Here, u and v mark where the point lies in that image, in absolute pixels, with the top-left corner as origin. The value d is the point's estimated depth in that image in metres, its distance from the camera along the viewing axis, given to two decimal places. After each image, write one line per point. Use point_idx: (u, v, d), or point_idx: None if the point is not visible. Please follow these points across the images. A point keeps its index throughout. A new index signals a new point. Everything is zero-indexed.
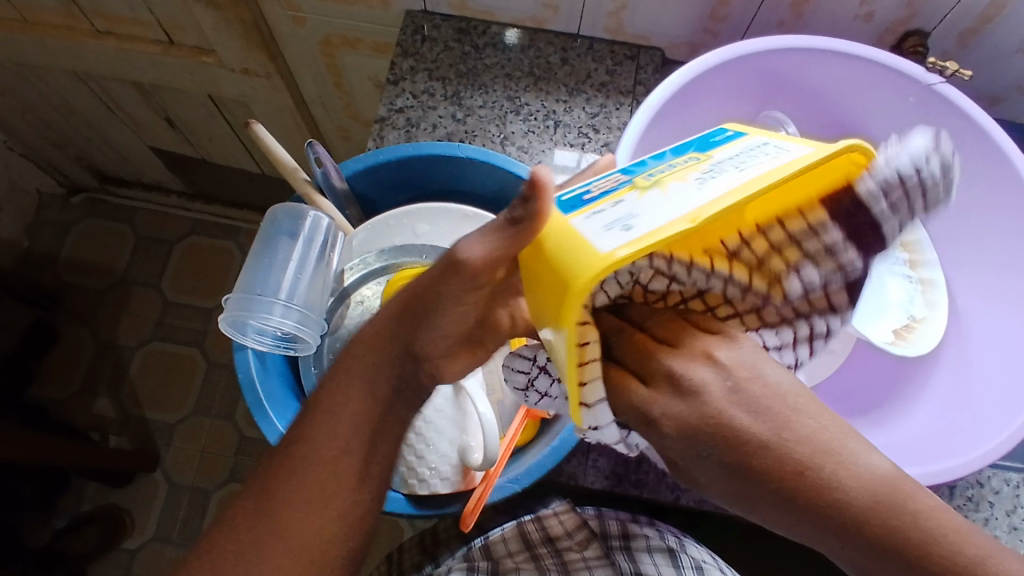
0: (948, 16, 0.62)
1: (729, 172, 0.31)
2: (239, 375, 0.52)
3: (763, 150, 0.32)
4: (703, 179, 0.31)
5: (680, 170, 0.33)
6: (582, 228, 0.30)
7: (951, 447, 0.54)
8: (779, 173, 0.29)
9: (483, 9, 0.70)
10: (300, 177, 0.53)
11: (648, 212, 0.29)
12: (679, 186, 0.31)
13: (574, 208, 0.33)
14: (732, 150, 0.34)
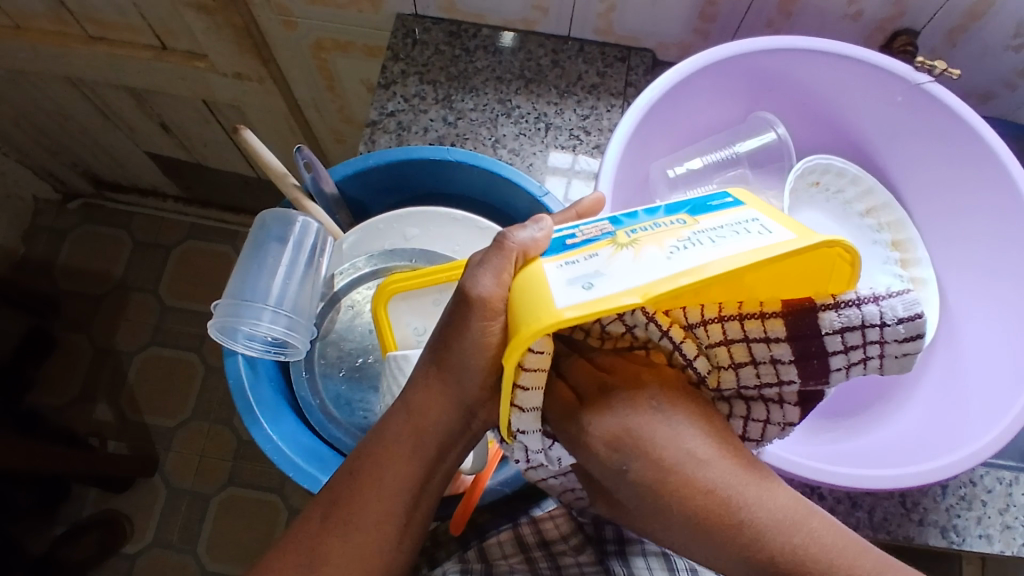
0: (936, 15, 0.62)
1: (698, 244, 0.31)
2: (229, 381, 0.52)
3: (749, 225, 0.31)
4: (671, 246, 0.31)
5: (661, 231, 0.32)
6: (549, 277, 0.32)
7: (940, 446, 0.54)
8: (743, 257, 0.29)
9: (473, 12, 0.70)
10: (289, 182, 0.53)
11: (609, 275, 0.30)
12: (648, 251, 0.31)
13: (554, 250, 0.34)
14: (720, 217, 0.33)
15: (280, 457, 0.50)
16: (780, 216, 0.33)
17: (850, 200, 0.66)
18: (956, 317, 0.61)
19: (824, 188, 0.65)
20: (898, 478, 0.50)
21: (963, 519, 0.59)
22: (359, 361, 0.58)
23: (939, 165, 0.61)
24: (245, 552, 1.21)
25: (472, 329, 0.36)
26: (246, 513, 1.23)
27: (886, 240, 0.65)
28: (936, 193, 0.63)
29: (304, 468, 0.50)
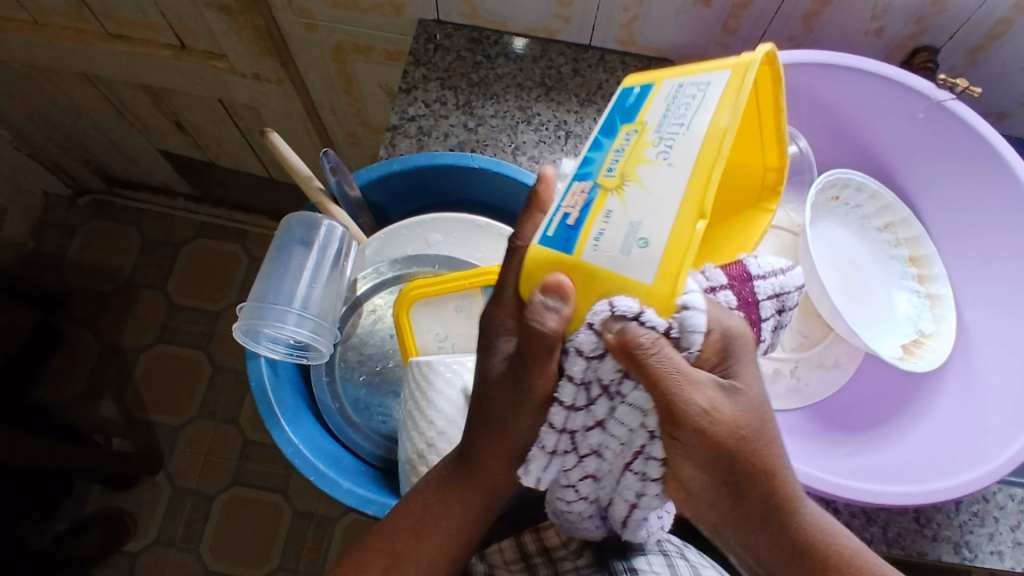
0: (957, 33, 0.62)
1: (676, 133, 0.33)
2: (252, 383, 0.52)
3: (688, 87, 0.34)
4: (659, 152, 0.33)
5: (635, 148, 0.34)
6: (606, 266, 0.32)
7: (956, 463, 0.54)
8: (729, 102, 0.32)
9: (495, 19, 0.70)
10: (315, 186, 0.53)
11: (646, 217, 0.32)
12: (649, 170, 0.33)
13: (570, 242, 0.34)
14: (658, 103, 0.35)
15: (302, 461, 0.50)
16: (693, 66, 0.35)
17: (868, 215, 0.66)
18: (972, 332, 0.61)
19: (843, 202, 0.66)
20: (916, 494, 0.50)
21: (976, 535, 0.58)
22: (379, 367, 0.58)
23: (959, 182, 0.61)
24: (248, 552, 1.21)
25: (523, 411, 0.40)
26: (249, 513, 1.23)
27: (903, 255, 0.65)
28: (953, 209, 0.63)
29: (325, 473, 0.51)
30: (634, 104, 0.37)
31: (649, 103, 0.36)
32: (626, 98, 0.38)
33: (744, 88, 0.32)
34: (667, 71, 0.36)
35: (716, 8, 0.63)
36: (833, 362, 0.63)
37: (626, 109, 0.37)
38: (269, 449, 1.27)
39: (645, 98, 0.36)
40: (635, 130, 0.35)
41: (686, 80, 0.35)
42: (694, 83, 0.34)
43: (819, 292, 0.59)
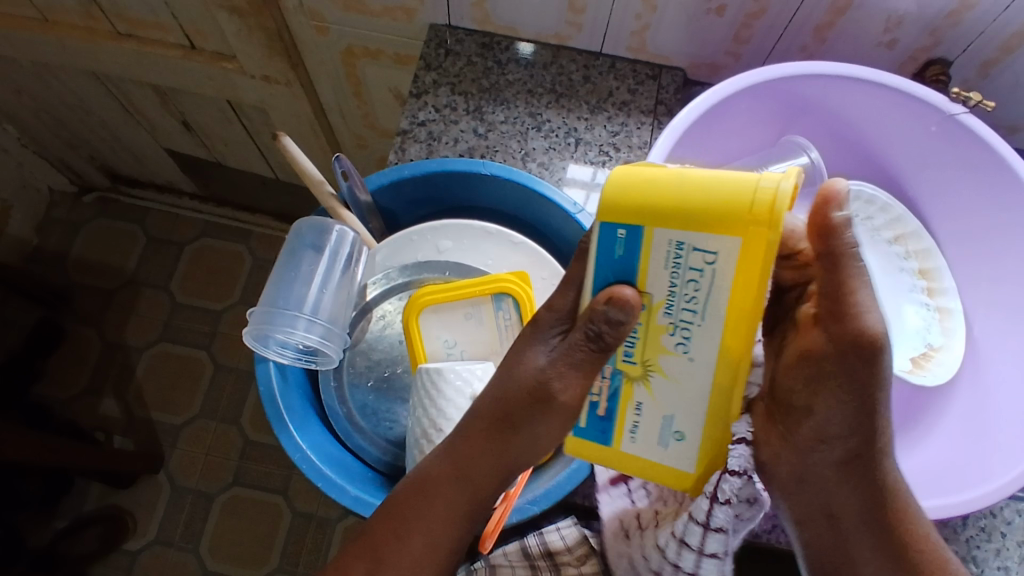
0: (970, 47, 0.62)
1: (688, 322, 0.35)
2: (260, 387, 0.53)
3: (692, 254, 0.33)
4: (677, 342, 0.36)
5: (649, 330, 0.36)
6: (646, 451, 0.39)
7: (963, 478, 0.54)
8: (738, 296, 0.33)
9: (507, 25, 0.70)
10: (326, 191, 0.54)
11: (678, 409, 0.37)
12: (669, 360, 0.36)
13: (608, 432, 0.40)
14: (657, 272, 0.34)
15: (309, 467, 0.51)
16: (686, 208, 0.32)
17: (878, 227, 0.65)
18: (980, 347, 0.61)
19: (853, 214, 0.65)
20: (924, 510, 0.50)
21: (982, 551, 0.58)
22: (387, 373, 0.58)
23: (970, 196, 0.61)
24: (248, 553, 1.20)
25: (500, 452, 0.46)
26: (249, 514, 1.23)
27: (913, 267, 0.65)
28: (963, 221, 0.63)
29: (332, 479, 0.50)
30: (622, 258, 0.35)
31: (646, 268, 0.35)
32: (611, 247, 0.35)
33: (751, 271, 0.32)
34: (652, 214, 0.33)
35: (728, 17, 0.63)
36: None
37: (616, 262, 0.35)
38: (269, 450, 1.26)
39: (638, 255, 0.34)
40: (643, 305, 0.35)
41: (686, 242, 0.33)
42: (699, 250, 0.33)
43: None
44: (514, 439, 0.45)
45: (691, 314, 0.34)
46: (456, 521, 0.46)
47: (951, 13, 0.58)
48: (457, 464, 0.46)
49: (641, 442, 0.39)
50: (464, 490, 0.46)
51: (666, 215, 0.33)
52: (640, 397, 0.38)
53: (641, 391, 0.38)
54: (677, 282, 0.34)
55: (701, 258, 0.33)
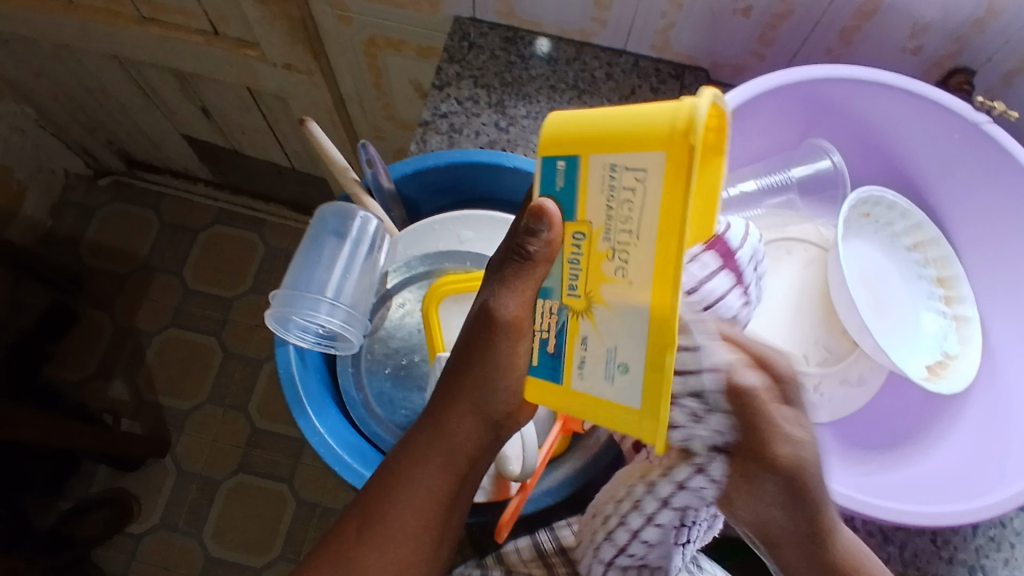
0: (995, 55, 0.62)
1: (626, 245, 0.30)
2: (280, 369, 0.54)
3: (622, 173, 0.29)
4: (617, 268, 0.31)
5: (589, 258, 0.32)
6: (593, 394, 0.33)
7: (976, 487, 0.54)
8: (666, 215, 0.28)
9: (531, 19, 0.70)
10: (351, 177, 0.55)
11: (621, 344, 0.31)
12: (611, 289, 0.31)
13: (558, 369, 0.35)
14: (595, 194, 0.31)
15: (326, 450, 0.51)
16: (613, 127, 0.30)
17: (898, 233, 0.66)
18: (997, 356, 0.60)
19: (874, 219, 0.65)
20: (936, 515, 0.50)
21: (992, 560, 0.58)
22: (405, 360, 0.58)
23: (993, 204, 0.61)
24: (250, 540, 1.21)
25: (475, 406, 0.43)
26: (253, 501, 1.23)
27: (931, 275, 0.65)
28: (983, 229, 0.62)
29: (349, 464, 0.51)
30: (563, 191, 0.33)
31: (584, 194, 0.32)
32: (553, 178, 0.33)
33: (680, 184, 0.27)
34: (586, 135, 0.31)
35: (754, 17, 0.63)
36: (856, 379, 0.63)
37: (558, 193, 0.34)
38: (276, 438, 1.27)
39: (578, 183, 0.32)
40: (580, 233, 0.32)
41: (617, 161, 0.30)
42: (632, 169, 0.29)
43: (847, 307, 0.59)
44: (475, 383, 0.42)
45: (629, 235, 0.30)
46: (444, 486, 0.43)
47: (977, 21, 0.58)
48: (436, 424, 0.43)
49: (586, 383, 0.33)
50: (445, 453, 0.43)
51: (597, 135, 0.30)
52: (585, 332, 0.33)
53: (587, 325, 0.33)
54: (611, 202, 0.31)
55: (633, 176, 0.29)
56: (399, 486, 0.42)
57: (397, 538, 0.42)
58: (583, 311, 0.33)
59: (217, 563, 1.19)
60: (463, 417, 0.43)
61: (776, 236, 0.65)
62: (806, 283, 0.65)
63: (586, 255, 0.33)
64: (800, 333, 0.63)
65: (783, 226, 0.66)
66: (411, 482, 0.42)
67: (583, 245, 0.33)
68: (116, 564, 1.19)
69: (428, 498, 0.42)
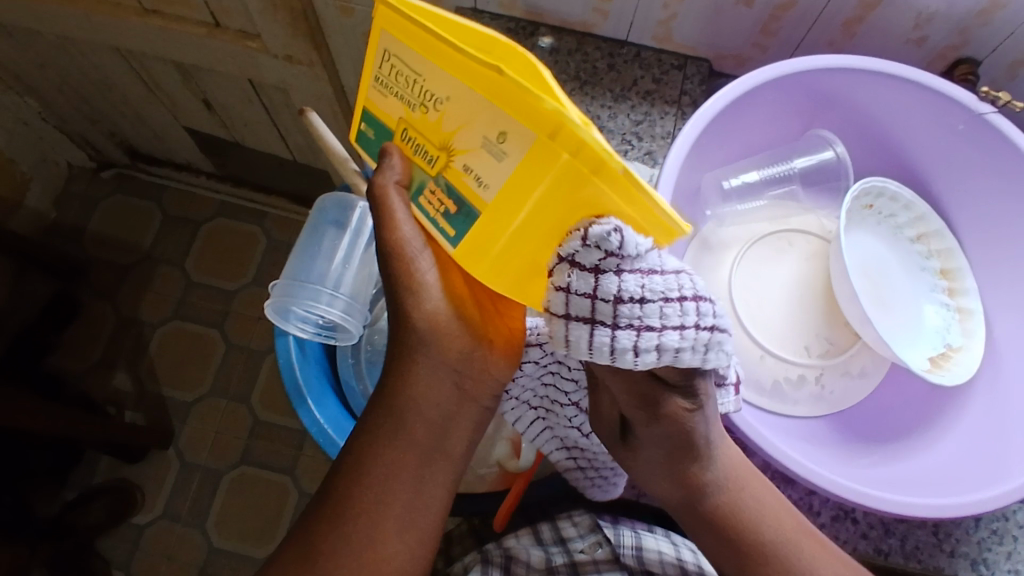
0: (1000, 46, 0.61)
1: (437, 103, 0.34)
2: (280, 359, 0.55)
3: (382, 70, 0.37)
4: (432, 106, 0.35)
5: (421, 122, 0.36)
6: (502, 191, 0.33)
7: (978, 480, 0.53)
8: (424, 42, 0.33)
9: (533, 10, 0.69)
10: (351, 168, 0.54)
11: (489, 175, 0.33)
12: (446, 111, 0.34)
13: (470, 208, 0.35)
14: (384, 101, 0.38)
15: (325, 439, 0.53)
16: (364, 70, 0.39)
17: (901, 225, 0.65)
18: (1000, 350, 0.60)
19: (877, 211, 0.64)
20: (940, 508, 0.49)
21: (993, 553, 0.57)
22: None
23: (999, 197, 0.60)
24: (253, 531, 1.21)
25: (433, 365, 0.44)
26: (256, 492, 1.23)
27: (935, 267, 0.65)
28: (988, 223, 0.62)
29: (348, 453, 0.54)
30: (373, 139, 0.42)
31: (384, 114, 0.39)
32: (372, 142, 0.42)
33: (423, 39, 0.33)
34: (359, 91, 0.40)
35: (757, 8, 0.62)
36: (858, 371, 0.62)
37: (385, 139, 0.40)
38: (279, 430, 1.27)
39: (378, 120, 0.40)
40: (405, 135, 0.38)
41: (381, 60, 0.37)
42: (385, 58, 0.36)
43: (849, 299, 0.58)
44: (423, 359, 0.44)
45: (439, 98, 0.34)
46: (414, 472, 0.44)
47: (983, 11, 0.58)
48: (399, 411, 0.44)
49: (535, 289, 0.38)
50: (414, 444, 0.44)
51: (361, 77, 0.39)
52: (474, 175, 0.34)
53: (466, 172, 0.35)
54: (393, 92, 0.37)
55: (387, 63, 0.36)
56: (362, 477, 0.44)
57: (365, 534, 0.43)
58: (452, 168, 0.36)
59: (220, 555, 1.20)
60: (426, 392, 0.44)
61: (778, 228, 0.65)
62: (807, 276, 0.64)
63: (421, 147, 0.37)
64: (799, 325, 0.62)
65: (785, 218, 0.66)
66: (388, 469, 0.44)
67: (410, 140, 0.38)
68: (120, 554, 1.19)
69: (399, 489, 0.44)
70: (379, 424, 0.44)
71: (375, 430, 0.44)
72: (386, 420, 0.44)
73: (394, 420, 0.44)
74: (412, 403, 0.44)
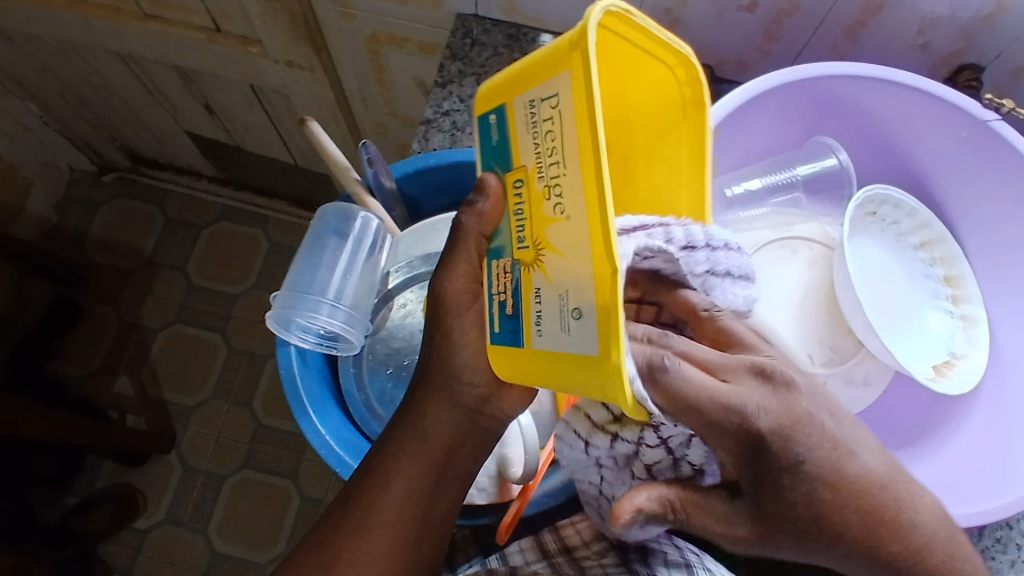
0: (1003, 52, 0.61)
1: (558, 180, 0.30)
2: (281, 371, 0.55)
3: (540, 105, 0.31)
4: (554, 206, 0.30)
5: (533, 201, 0.32)
6: (548, 350, 0.31)
7: (982, 488, 0.53)
8: (585, 135, 0.28)
9: (534, 16, 0.69)
10: (353, 176, 0.55)
11: (570, 288, 0.29)
12: (555, 230, 0.30)
13: (517, 331, 0.33)
14: (523, 136, 0.33)
15: (329, 452, 0.53)
16: (527, 68, 0.32)
17: (905, 232, 0.65)
18: (1005, 358, 0.60)
19: (880, 218, 0.64)
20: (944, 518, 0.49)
21: (998, 562, 0.57)
22: (406, 360, 0.61)
23: (1003, 205, 0.60)
24: (255, 535, 1.21)
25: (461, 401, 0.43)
26: (258, 496, 1.24)
27: (938, 274, 0.64)
28: (991, 231, 0.62)
29: (350, 465, 0.53)
30: (495, 145, 0.35)
31: (516, 142, 0.33)
32: (489, 133, 0.35)
33: (583, 113, 0.28)
34: (509, 87, 0.33)
35: (759, 14, 0.62)
36: (862, 379, 0.62)
37: (493, 149, 0.35)
38: (281, 434, 1.27)
39: (506, 131, 0.34)
40: (517, 179, 0.33)
41: (535, 97, 0.31)
42: (545, 98, 0.30)
43: (853, 308, 0.58)
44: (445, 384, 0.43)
45: (558, 168, 0.30)
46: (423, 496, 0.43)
47: (986, 17, 0.57)
48: (415, 434, 0.44)
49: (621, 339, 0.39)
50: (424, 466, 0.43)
51: (518, 79, 0.33)
52: (535, 279, 0.32)
53: (535, 273, 0.32)
54: (533, 132, 0.32)
55: (547, 104, 0.30)
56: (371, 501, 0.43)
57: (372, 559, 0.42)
58: (532, 262, 0.32)
59: (223, 559, 1.20)
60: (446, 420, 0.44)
61: (781, 235, 0.65)
62: (809, 284, 0.64)
63: (526, 205, 0.33)
64: (802, 334, 0.63)
65: (789, 224, 0.66)
66: (397, 494, 0.43)
67: (521, 194, 0.33)
68: (122, 558, 1.19)
69: (408, 522, 0.43)
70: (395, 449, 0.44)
71: (386, 452, 0.44)
72: (403, 441, 0.44)
73: (409, 439, 0.44)
74: (427, 424, 0.44)
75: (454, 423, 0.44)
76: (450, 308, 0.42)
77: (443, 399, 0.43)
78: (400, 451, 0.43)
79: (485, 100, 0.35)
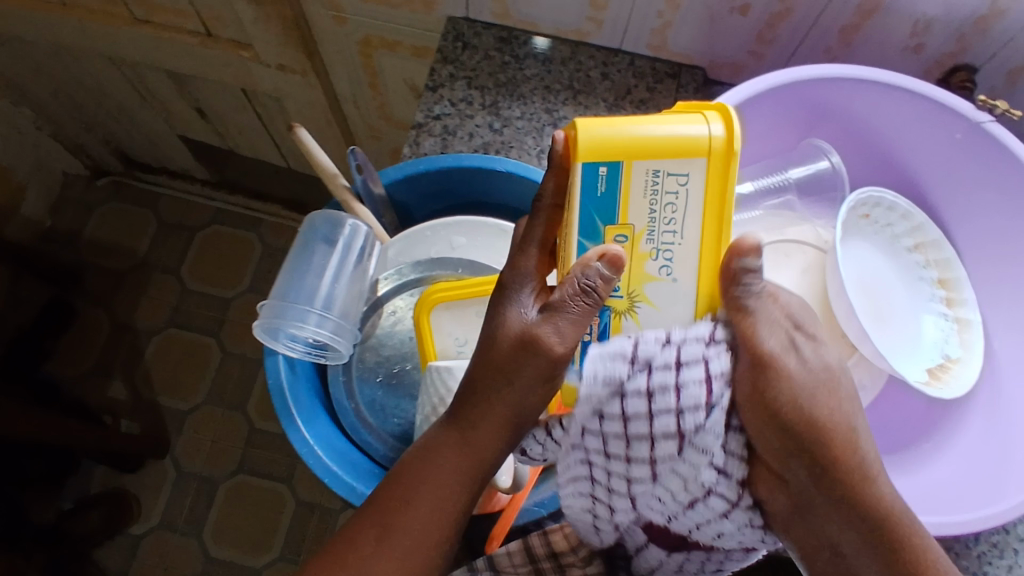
0: (998, 54, 0.60)
1: (670, 242, 0.38)
2: (269, 379, 0.55)
3: (664, 181, 0.37)
4: (660, 265, 0.38)
5: (632, 259, 0.38)
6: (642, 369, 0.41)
7: (973, 499, 0.53)
8: (709, 223, 0.37)
9: (525, 19, 0.68)
10: (341, 183, 0.55)
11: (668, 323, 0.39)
12: (655, 287, 0.39)
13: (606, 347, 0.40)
14: (635, 199, 0.37)
15: (316, 462, 0.52)
16: (651, 140, 0.36)
17: (899, 235, 0.65)
18: (1000, 362, 0.59)
19: (874, 221, 0.64)
20: (934, 526, 0.49)
21: (994, 567, 0.56)
22: (397, 368, 0.60)
23: (997, 208, 0.59)
24: (250, 540, 1.21)
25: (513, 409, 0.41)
26: (252, 500, 1.23)
27: (933, 277, 0.64)
28: (986, 234, 0.61)
29: (338, 475, 0.52)
30: (600, 195, 0.37)
31: (625, 200, 0.37)
32: (593, 183, 0.37)
33: (715, 194, 0.37)
34: (629, 150, 0.36)
35: (752, 16, 0.62)
36: (856, 385, 0.61)
37: (596, 198, 0.37)
38: (275, 438, 1.26)
39: (616, 189, 0.37)
40: (623, 235, 0.38)
41: (660, 171, 0.36)
42: (673, 176, 0.36)
43: (846, 313, 0.58)
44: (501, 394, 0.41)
45: (671, 235, 0.38)
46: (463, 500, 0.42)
47: (981, 19, 0.57)
48: (461, 439, 0.42)
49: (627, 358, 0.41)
50: (466, 472, 0.42)
51: (641, 148, 0.36)
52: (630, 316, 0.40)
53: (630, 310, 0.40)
54: (649, 202, 0.37)
55: (674, 182, 0.37)
56: (406, 498, 0.42)
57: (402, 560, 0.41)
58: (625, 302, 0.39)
59: (217, 564, 1.19)
60: (493, 428, 0.42)
61: (776, 240, 0.63)
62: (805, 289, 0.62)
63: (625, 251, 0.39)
64: None
65: (781, 229, 0.63)
66: (435, 494, 0.42)
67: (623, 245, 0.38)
68: (116, 563, 1.19)
69: (438, 526, 0.42)
70: (438, 448, 0.42)
71: (428, 450, 0.43)
72: (446, 443, 0.42)
73: (455, 439, 0.42)
74: (473, 427, 0.42)
75: (504, 437, 0.42)
76: (537, 356, 0.40)
77: (496, 405, 0.41)
78: (444, 453, 0.42)
79: (590, 154, 0.36)
